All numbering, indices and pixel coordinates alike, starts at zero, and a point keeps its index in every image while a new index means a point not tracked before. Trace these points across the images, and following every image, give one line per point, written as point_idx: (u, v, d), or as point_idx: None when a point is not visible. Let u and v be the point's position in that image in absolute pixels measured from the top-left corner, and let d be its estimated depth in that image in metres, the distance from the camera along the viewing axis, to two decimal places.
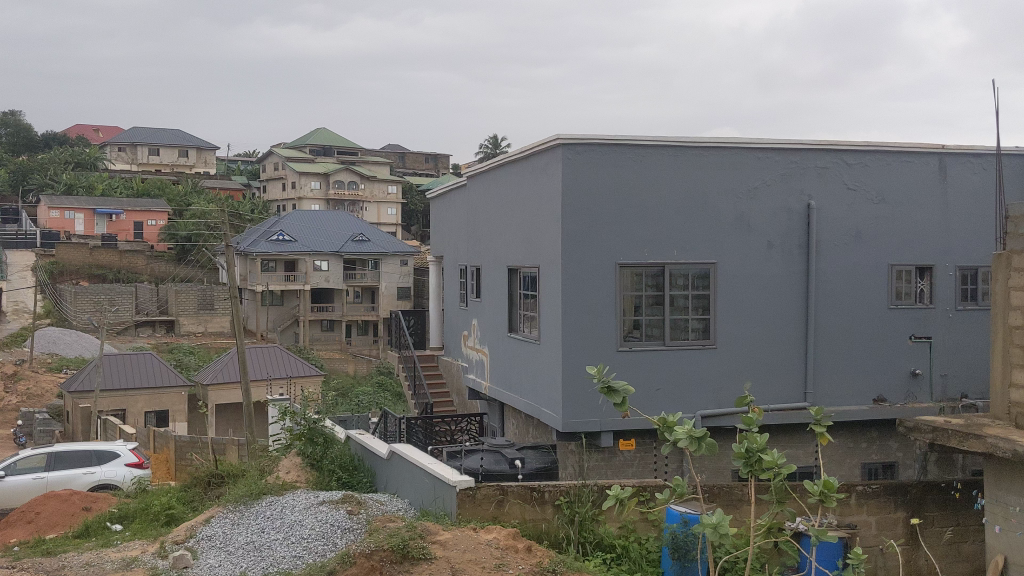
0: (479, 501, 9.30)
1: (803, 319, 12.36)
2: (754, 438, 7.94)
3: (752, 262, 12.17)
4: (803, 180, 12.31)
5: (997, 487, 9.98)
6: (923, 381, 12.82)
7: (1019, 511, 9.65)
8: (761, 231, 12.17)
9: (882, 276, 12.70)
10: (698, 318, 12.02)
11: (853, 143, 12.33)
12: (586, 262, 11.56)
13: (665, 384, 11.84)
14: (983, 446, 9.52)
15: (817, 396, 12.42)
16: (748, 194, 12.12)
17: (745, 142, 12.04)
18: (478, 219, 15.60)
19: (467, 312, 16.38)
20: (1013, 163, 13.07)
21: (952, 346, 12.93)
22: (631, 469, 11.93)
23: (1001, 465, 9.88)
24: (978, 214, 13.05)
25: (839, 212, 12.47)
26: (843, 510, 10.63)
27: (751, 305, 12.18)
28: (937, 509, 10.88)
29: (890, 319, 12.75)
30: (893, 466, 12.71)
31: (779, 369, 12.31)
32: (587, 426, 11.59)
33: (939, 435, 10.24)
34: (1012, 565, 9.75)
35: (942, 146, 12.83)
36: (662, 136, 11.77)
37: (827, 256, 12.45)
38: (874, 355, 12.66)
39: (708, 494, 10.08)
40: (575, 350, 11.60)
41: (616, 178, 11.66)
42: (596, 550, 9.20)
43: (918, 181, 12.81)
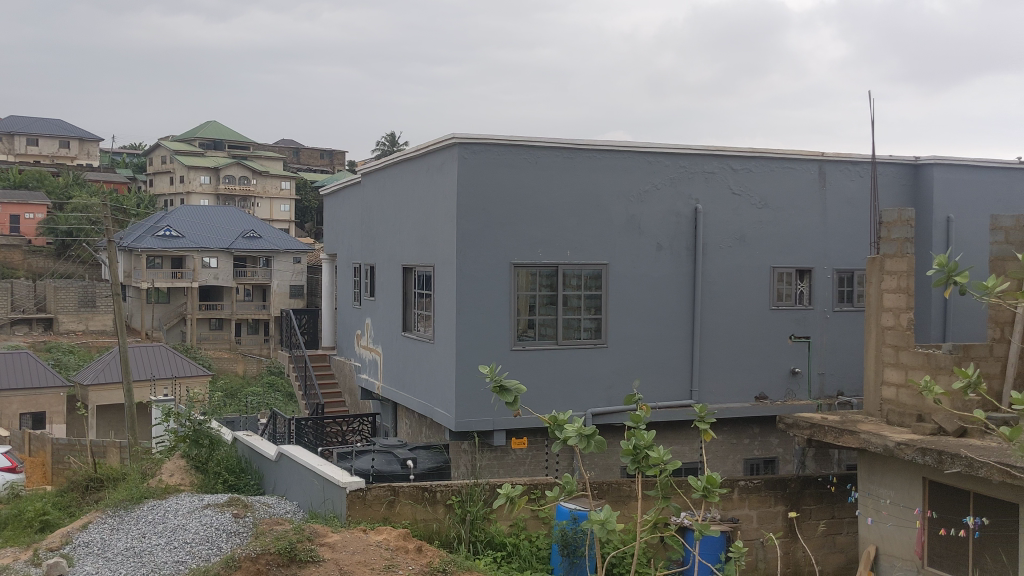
0: (369, 502, 9.23)
1: (692, 320, 12.70)
2: (642, 435, 8.12)
3: (642, 264, 12.44)
4: (691, 184, 12.65)
5: (868, 481, 10.48)
6: (802, 380, 13.34)
7: (889, 503, 10.16)
8: (652, 233, 12.46)
9: (765, 278, 13.14)
10: (590, 318, 12.21)
11: (739, 150, 12.74)
12: (481, 262, 11.61)
13: (557, 383, 11.99)
14: (857, 442, 9.98)
15: (703, 394, 12.77)
16: (638, 196, 12.38)
17: (637, 146, 12.30)
18: (373, 216, 15.46)
19: (360, 311, 16.21)
20: (888, 171, 13.70)
21: (829, 346, 13.48)
22: (523, 467, 12.02)
23: (874, 459, 10.38)
24: (855, 219, 13.64)
25: (725, 216, 12.86)
26: (726, 504, 10.96)
27: (642, 305, 12.46)
28: (814, 502, 11.34)
29: (772, 320, 13.21)
30: (773, 461, 13.22)
31: (667, 368, 12.61)
32: (479, 424, 11.64)
33: (816, 431, 10.67)
34: (883, 555, 10.27)
35: (821, 154, 13.36)
36: (556, 138, 11.91)
37: (713, 258, 12.83)
38: (758, 354, 13.10)
39: (597, 491, 10.27)
40: (469, 349, 11.63)
41: (512, 178, 11.73)
42: (487, 549, 9.27)
43: (798, 188, 13.31)
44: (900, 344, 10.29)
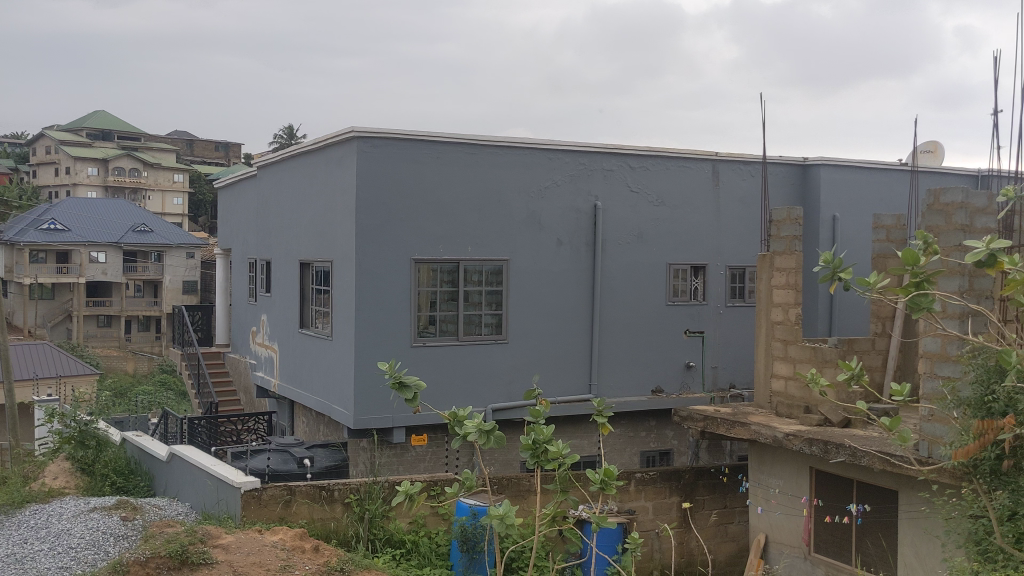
0: (264, 502, 9.05)
1: (591, 315, 12.87)
2: (541, 430, 8.19)
3: (542, 260, 12.53)
4: (591, 181, 12.81)
5: (759, 471, 10.82)
6: (697, 373, 13.67)
7: (778, 492, 10.52)
8: (552, 229, 12.57)
9: (661, 274, 13.41)
10: (491, 313, 12.24)
11: (637, 148, 12.96)
12: (381, 257, 11.51)
13: (457, 379, 11.98)
14: (748, 433, 10.29)
15: (601, 388, 12.96)
16: (539, 193, 12.48)
17: (537, 143, 12.39)
18: (269, 210, 15.15)
19: (256, 308, 15.87)
20: (778, 171, 14.15)
21: (722, 340, 13.85)
22: (423, 464, 11.97)
23: (763, 450, 10.71)
24: (747, 217, 14.04)
25: (623, 213, 13.06)
26: (623, 496, 11.13)
27: (543, 301, 12.56)
28: (707, 493, 11.64)
29: (668, 315, 13.50)
30: (669, 453, 13.52)
31: (566, 363, 12.74)
32: (378, 421, 11.55)
33: (710, 423, 10.96)
34: (772, 543, 10.63)
35: (715, 154, 13.71)
36: (456, 133, 11.89)
37: (612, 255, 13.02)
38: (655, 349, 13.37)
39: (497, 486, 10.31)
40: (368, 345, 11.52)
41: (412, 173, 11.67)
42: (386, 547, 9.22)
43: (693, 186, 13.63)
44: (788, 338, 10.65)
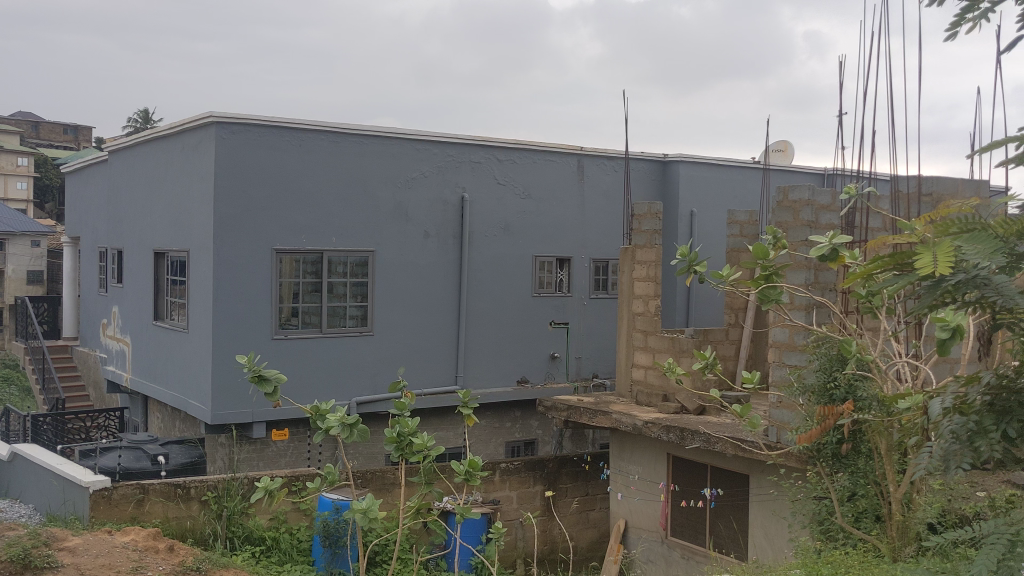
0: (115, 502, 8.66)
1: (457, 307, 12.88)
2: (406, 422, 8.14)
3: (408, 251, 12.45)
4: (457, 173, 12.82)
5: (619, 458, 11.09)
6: (561, 364, 13.87)
7: (637, 478, 10.83)
8: (418, 221, 12.51)
9: (527, 266, 13.53)
10: (356, 305, 12.08)
11: (503, 141, 13.03)
12: (241, 247, 11.19)
13: (320, 373, 11.78)
14: (609, 422, 10.53)
15: (467, 379, 13.00)
16: (405, 183, 12.39)
17: (403, 133, 12.29)
18: (121, 197, 14.49)
19: (107, 299, 15.16)
20: (640, 167, 14.50)
21: (586, 332, 14.12)
22: (284, 459, 11.71)
23: (624, 438, 10.99)
24: (610, 211, 14.34)
25: (489, 205, 13.12)
26: (487, 486, 11.21)
27: (408, 293, 12.48)
28: (570, 481, 11.87)
29: (534, 306, 13.65)
30: (533, 443, 13.70)
31: (432, 354, 12.70)
32: (237, 416, 11.24)
33: (573, 412, 11.17)
34: (631, 528, 10.98)
35: (580, 149, 13.94)
36: (320, 121, 11.66)
37: (478, 247, 13.06)
38: (520, 340, 13.50)
39: (360, 480, 10.22)
40: (227, 337, 11.18)
41: (274, 161, 11.39)
42: (245, 545, 9.00)
43: (559, 180, 13.81)
44: (648, 329, 10.94)
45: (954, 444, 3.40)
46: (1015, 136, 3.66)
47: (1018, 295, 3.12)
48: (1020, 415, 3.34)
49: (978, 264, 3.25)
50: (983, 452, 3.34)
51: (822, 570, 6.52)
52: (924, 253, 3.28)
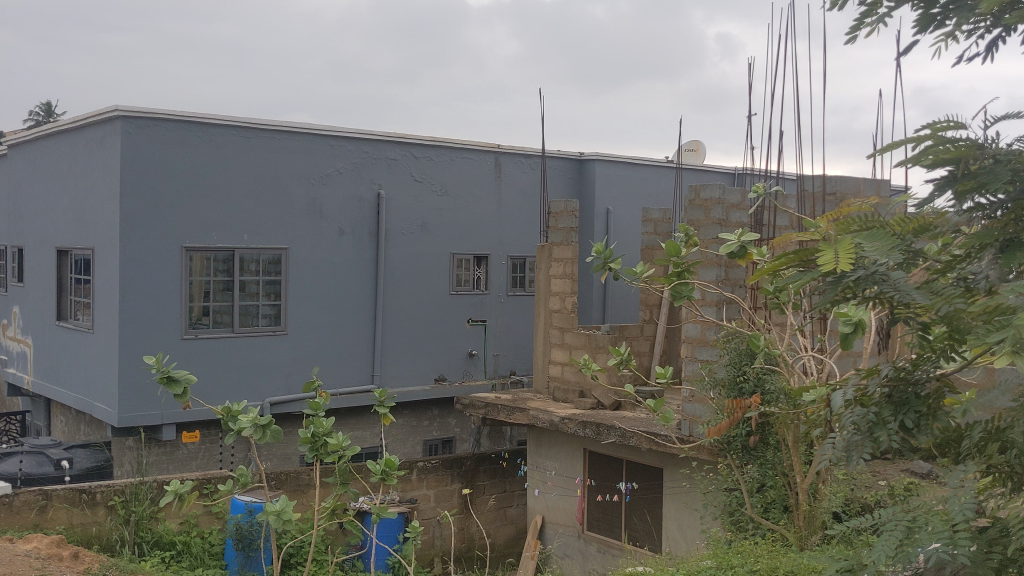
0: (16, 509, 8.34)
1: (373, 305, 12.78)
2: (320, 422, 8.04)
3: (323, 249, 12.30)
4: (373, 170, 12.71)
5: (536, 455, 11.16)
6: (478, 361, 13.87)
7: (554, 474, 10.93)
8: (333, 218, 12.36)
9: (444, 264, 13.49)
10: (269, 303, 11.88)
11: (419, 138, 12.97)
12: (149, 245, 10.89)
13: (232, 373, 11.55)
14: (526, 419, 10.58)
15: (384, 378, 12.91)
16: (319, 180, 12.24)
17: (318, 129, 12.13)
18: (21, 193, 13.96)
19: (6, 300, 14.59)
20: (557, 165, 14.59)
21: (503, 329, 14.16)
22: (195, 462, 11.44)
23: (541, 434, 11.06)
24: (527, 209, 14.40)
25: (405, 202, 13.05)
26: (404, 485, 11.16)
27: (324, 291, 12.33)
28: (487, 478, 11.90)
29: (451, 304, 13.62)
30: (450, 441, 13.68)
31: (348, 353, 12.58)
32: (145, 419, 10.95)
33: (491, 409, 11.19)
34: (548, 524, 11.08)
35: (497, 147, 13.96)
36: (231, 116, 11.42)
37: (394, 244, 12.97)
38: (437, 338, 13.46)
39: (274, 481, 10.06)
40: (135, 338, 10.87)
41: (183, 156, 11.12)
42: (154, 550, 8.76)
43: (475, 177, 13.81)
44: (565, 326, 11.03)
45: (855, 435, 3.52)
46: (911, 138, 3.80)
47: (914, 292, 3.27)
48: (917, 406, 3.49)
49: (875, 261, 3.38)
50: (883, 442, 3.46)
51: (733, 560, 6.68)
52: (825, 250, 3.36)
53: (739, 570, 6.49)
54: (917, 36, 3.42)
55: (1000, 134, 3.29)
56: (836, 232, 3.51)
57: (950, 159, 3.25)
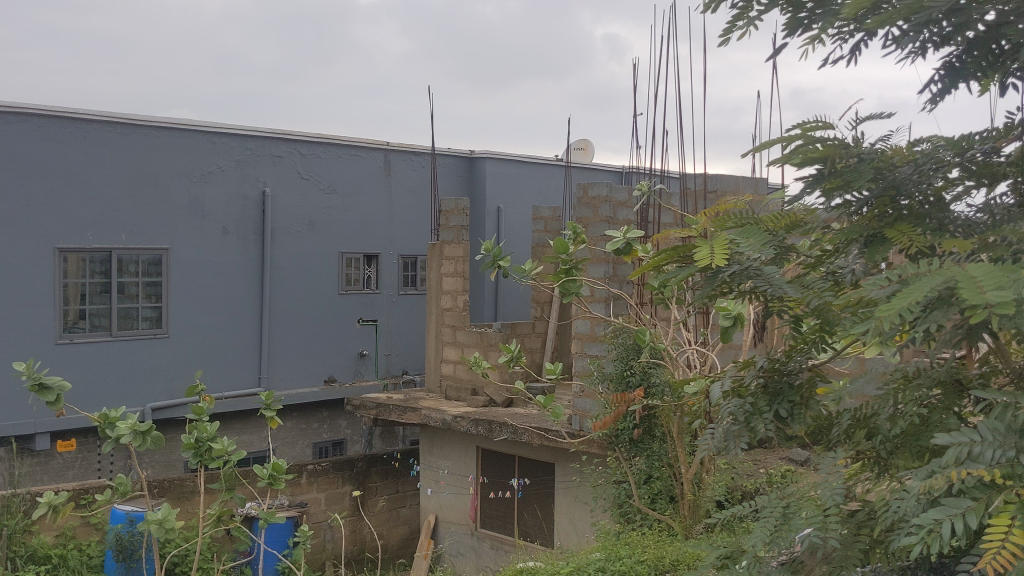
0: None
1: (259, 305, 12.50)
2: (204, 428, 7.82)
3: (206, 249, 11.98)
4: (258, 167, 12.44)
5: (429, 454, 11.13)
6: (369, 361, 13.73)
7: (446, 473, 10.92)
8: (216, 216, 12.04)
9: (333, 263, 13.31)
10: (149, 306, 11.50)
11: (306, 135, 12.75)
12: (20, 246, 10.39)
13: (110, 379, 11.14)
14: (418, 418, 10.53)
15: (271, 380, 12.65)
16: (202, 177, 11.91)
17: (200, 125, 11.80)
18: None
19: None
20: (446, 162, 14.59)
21: (394, 328, 14.05)
22: (72, 471, 10.97)
23: (433, 433, 11.03)
24: (417, 207, 14.32)
25: (292, 200, 12.82)
26: (294, 489, 10.96)
27: (207, 292, 12.01)
28: (379, 479, 11.80)
29: (341, 304, 13.44)
30: (341, 443, 13.47)
31: (234, 355, 12.28)
32: (17, 428, 10.44)
33: (382, 410, 11.10)
34: (441, 523, 11.06)
35: (386, 144, 13.83)
36: (107, 111, 10.98)
37: (281, 243, 12.73)
38: (327, 338, 13.27)
39: (157, 490, 9.75)
40: (5, 343, 10.34)
41: (55, 153, 10.64)
42: (28, 565, 8.36)
43: (364, 175, 13.67)
44: (456, 324, 11.02)
45: (733, 424, 3.64)
46: (783, 137, 3.92)
47: (787, 285, 3.40)
48: (790, 396, 3.62)
49: (750, 256, 3.48)
50: (759, 431, 3.62)
51: (621, 552, 6.78)
52: (703, 246, 3.41)
53: (627, 561, 6.59)
54: (787, 40, 3.54)
55: (863, 134, 3.43)
56: (714, 228, 3.68)
57: (817, 158, 3.35)
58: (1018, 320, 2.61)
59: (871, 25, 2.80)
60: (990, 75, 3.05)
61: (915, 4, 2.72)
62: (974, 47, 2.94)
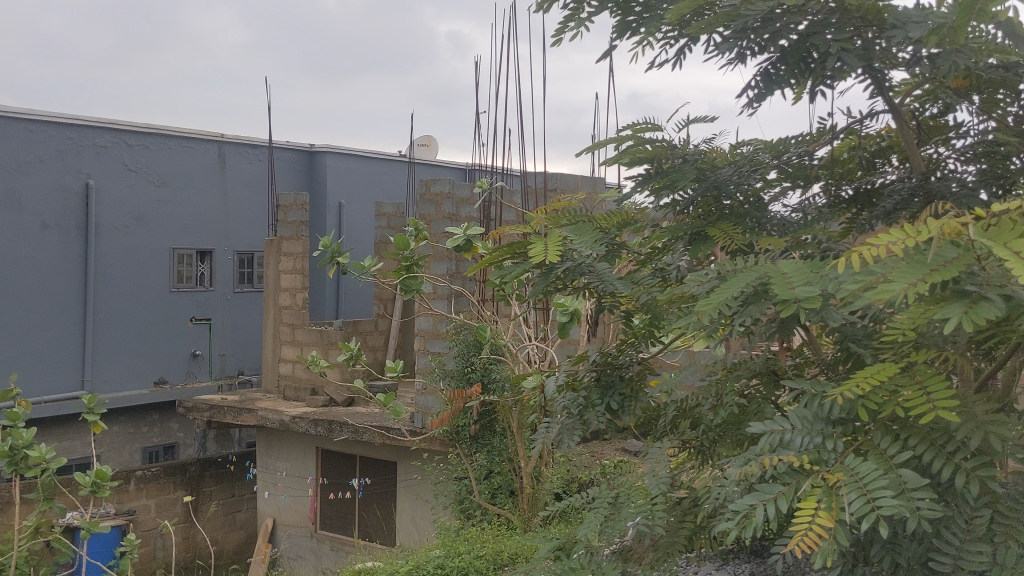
0: None
1: (82, 304, 11.84)
2: (19, 434, 7.31)
3: (23, 244, 11.24)
4: (81, 158, 11.77)
5: (267, 457, 10.82)
6: (202, 362, 13.21)
7: (285, 475, 10.65)
8: (33, 209, 11.32)
9: (163, 259, 12.75)
10: None
11: (134, 124, 12.17)
12: None
13: None
14: (255, 419, 10.20)
15: (96, 382, 11.99)
16: (17, 167, 11.17)
17: (15, 111, 11.06)
18: None
19: None
20: (284, 156, 14.25)
21: (229, 327, 13.59)
22: None
23: (271, 435, 10.73)
24: (254, 202, 13.91)
25: (118, 193, 12.20)
26: (121, 497, 10.43)
27: (23, 290, 11.26)
28: (213, 483, 11.39)
29: (172, 302, 12.91)
30: (173, 447, 12.89)
31: (54, 357, 11.57)
32: None
33: (216, 412, 10.71)
34: (280, 526, 10.79)
35: (220, 136, 13.35)
36: None
37: (106, 238, 12.09)
38: (157, 338, 12.70)
39: None
40: None
41: None
42: None
43: (197, 167, 13.16)
44: (295, 322, 10.76)
45: (568, 418, 3.69)
46: (615, 138, 4.01)
47: (617, 281, 3.45)
48: (621, 389, 3.70)
49: (583, 252, 3.55)
50: (592, 423, 3.69)
51: (459, 547, 6.78)
52: (536, 243, 3.42)
53: (466, 556, 6.59)
54: (617, 42, 3.61)
55: (689, 135, 3.54)
56: (548, 225, 3.74)
57: (646, 158, 3.47)
58: (823, 313, 2.75)
59: (692, 30, 2.91)
60: (804, 84, 3.10)
61: (732, 11, 2.89)
62: (786, 56, 3.00)
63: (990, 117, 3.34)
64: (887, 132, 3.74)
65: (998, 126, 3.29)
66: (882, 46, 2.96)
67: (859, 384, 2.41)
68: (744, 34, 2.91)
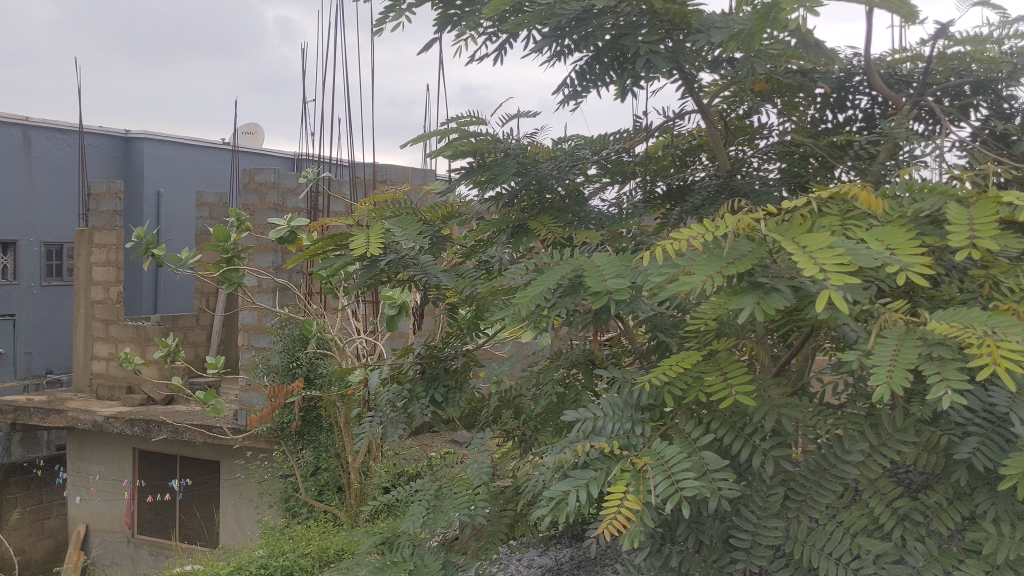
0: None
1: None
2: None
3: None
4: None
5: (79, 459, 10.19)
6: (6, 361, 12.27)
7: (99, 479, 10.05)
8: None
9: None
10: None
11: None
12: None
13: None
14: (64, 420, 9.60)
15: None
16: None
17: None
18: None
19: None
20: (97, 142, 13.48)
21: (36, 322, 12.75)
22: None
23: (83, 437, 10.09)
24: (62, 189, 13.11)
25: None
26: None
27: None
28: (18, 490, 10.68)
29: None
30: None
31: None
32: None
33: (21, 414, 10.02)
34: (93, 532, 10.26)
35: (25, 118, 12.47)
36: None
37: None
38: None
39: None
40: None
41: None
42: None
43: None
44: (109, 318, 10.23)
45: (391, 412, 3.67)
46: (439, 131, 4.03)
47: (440, 274, 3.46)
48: (446, 381, 3.71)
49: (406, 245, 3.52)
50: (416, 416, 3.68)
51: (284, 546, 6.62)
52: (359, 236, 3.33)
53: (291, 555, 6.45)
54: (439, 35, 3.61)
55: (511, 129, 3.59)
56: (370, 216, 3.68)
57: (468, 151, 3.49)
58: (634, 304, 2.86)
59: (510, 26, 2.95)
60: (620, 83, 3.22)
61: (548, 9, 2.94)
62: (603, 53, 3.11)
63: (789, 119, 3.56)
64: (698, 132, 3.93)
65: (795, 127, 3.50)
66: (690, 48, 3.10)
67: (665, 370, 2.50)
68: (560, 33, 2.99)
